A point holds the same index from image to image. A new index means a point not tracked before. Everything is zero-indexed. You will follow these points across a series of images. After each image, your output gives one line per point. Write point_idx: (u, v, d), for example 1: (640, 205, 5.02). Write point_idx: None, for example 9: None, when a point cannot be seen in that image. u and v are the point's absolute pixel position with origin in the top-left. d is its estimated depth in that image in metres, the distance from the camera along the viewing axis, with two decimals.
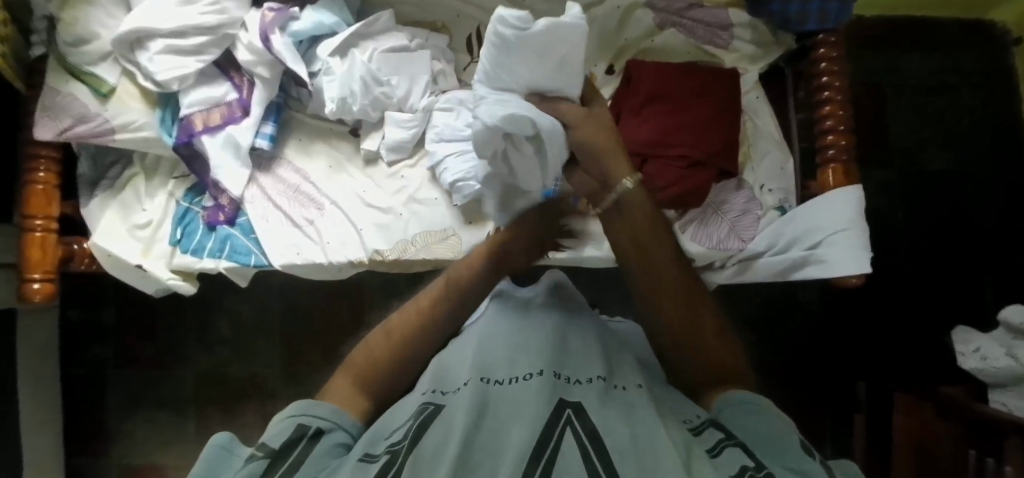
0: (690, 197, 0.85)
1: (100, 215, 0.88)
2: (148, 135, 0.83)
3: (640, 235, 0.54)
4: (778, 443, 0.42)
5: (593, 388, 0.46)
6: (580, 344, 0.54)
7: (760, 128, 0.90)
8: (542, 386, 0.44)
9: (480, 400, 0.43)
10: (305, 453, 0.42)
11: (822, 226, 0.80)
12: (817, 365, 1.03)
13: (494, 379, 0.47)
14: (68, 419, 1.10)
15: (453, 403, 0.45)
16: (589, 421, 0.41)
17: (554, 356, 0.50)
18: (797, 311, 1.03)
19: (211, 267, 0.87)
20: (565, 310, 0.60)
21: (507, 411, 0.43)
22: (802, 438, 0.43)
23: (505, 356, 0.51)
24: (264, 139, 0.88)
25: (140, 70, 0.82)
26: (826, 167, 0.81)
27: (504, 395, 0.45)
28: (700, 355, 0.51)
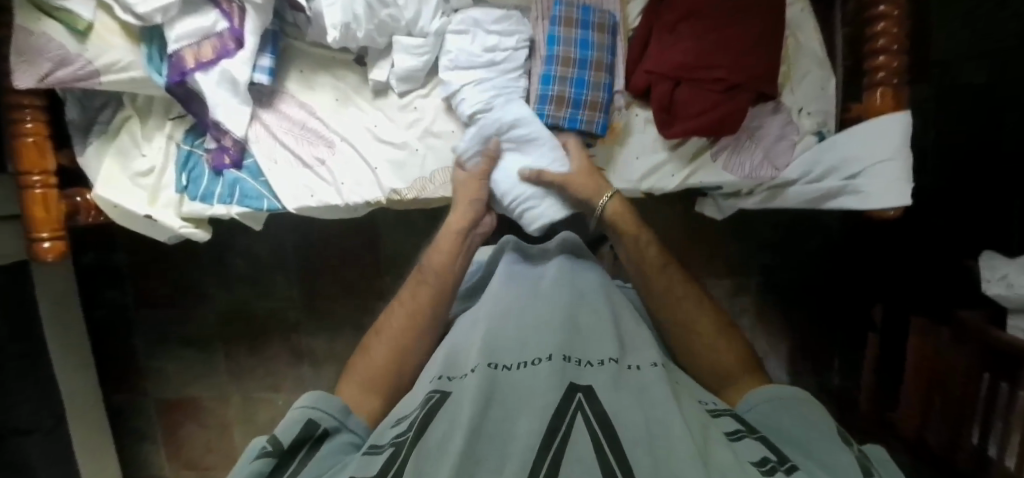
0: (724, 124, 0.80)
1: (98, 165, 0.83)
2: (136, 76, 0.78)
3: (647, 262, 0.69)
4: (798, 442, 0.47)
5: (606, 371, 0.48)
6: (594, 322, 0.55)
7: (803, 45, 0.83)
8: (551, 371, 0.46)
9: (489, 385, 0.44)
10: (307, 459, 0.49)
11: (865, 155, 0.76)
12: (835, 287, 1.09)
13: (502, 365, 0.48)
14: (102, 358, 1.14)
15: (462, 390, 0.46)
16: (599, 406, 0.43)
17: (563, 337, 0.51)
18: (818, 231, 1.07)
19: (223, 213, 0.85)
20: (576, 285, 0.62)
21: (516, 397, 0.44)
22: (839, 430, 0.49)
23: (514, 341, 0.51)
24: (263, 74, 0.81)
25: (118, 2, 0.73)
26: (874, 91, 0.75)
27: (512, 383, 0.46)
28: (704, 354, 0.62)
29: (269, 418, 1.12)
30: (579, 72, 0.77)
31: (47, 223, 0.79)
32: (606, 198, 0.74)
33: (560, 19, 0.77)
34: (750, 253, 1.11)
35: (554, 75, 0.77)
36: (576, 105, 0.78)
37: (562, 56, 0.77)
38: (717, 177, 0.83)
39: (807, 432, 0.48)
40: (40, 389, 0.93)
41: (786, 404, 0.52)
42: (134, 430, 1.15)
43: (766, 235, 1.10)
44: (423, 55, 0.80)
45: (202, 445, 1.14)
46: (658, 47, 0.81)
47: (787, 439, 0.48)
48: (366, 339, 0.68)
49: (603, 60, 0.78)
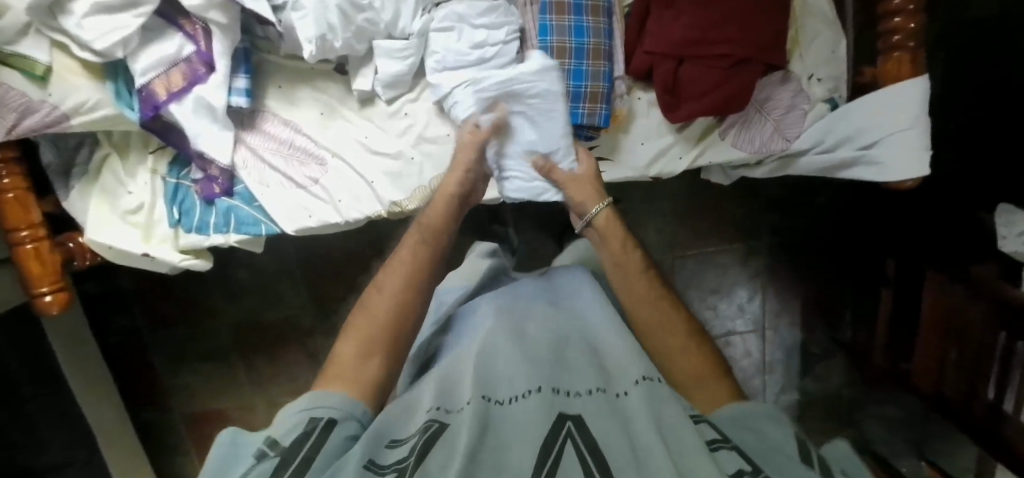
0: (731, 103, 0.76)
1: (85, 207, 0.80)
2: (108, 114, 0.74)
3: (624, 262, 0.65)
4: (773, 451, 0.42)
5: (599, 396, 0.44)
6: (593, 349, 0.52)
7: (811, 5, 0.78)
8: (541, 403, 0.42)
9: (478, 418, 0.40)
10: (316, 448, 0.42)
11: (881, 125, 0.73)
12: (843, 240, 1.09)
13: (494, 398, 0.44)
14: (122, 381, 1.14)
15: (455, 421, 0.41)
16: (590, 437, 0.39)
17: (551, 368, 0.47)
18: (822, 187, 1.07)
19: (221, 242, 0.82)
20: (572, 313, 0.58)
21: (507, 433, 0.40)
22: (800, 447, 0.43)
23: (504, 373, 0.47)
24: (240, 96, 0.76)
25: (74, 40, 0.68)
26: (891, 56, 0.71)
27: (504, 419, 0.42)
28: (677, 356, 0.55)
29: None
30: (576, 62, 0.73)
31: (45, 277, 0.77)
32: (596, 209, 0.71)
33: (551, 5, 0.72)
34: (758, 213, 1.10)
35: (549, 69, 0.73)
36: (576, 99, 0.73)
37: (557, 47, 0.72)
38: (727, 155, 0.80)
39: (775, 451, 0.42)
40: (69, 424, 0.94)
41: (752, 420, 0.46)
42: (167, 446, 1.17)
43: (771, 194, 1.09)
44: (408, 59, 0.75)
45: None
46: (657, 23, 0.75)
47: (755, 451, 0.42)
48: (364, 295, 0.61)
49: (601, 46, 0.73)
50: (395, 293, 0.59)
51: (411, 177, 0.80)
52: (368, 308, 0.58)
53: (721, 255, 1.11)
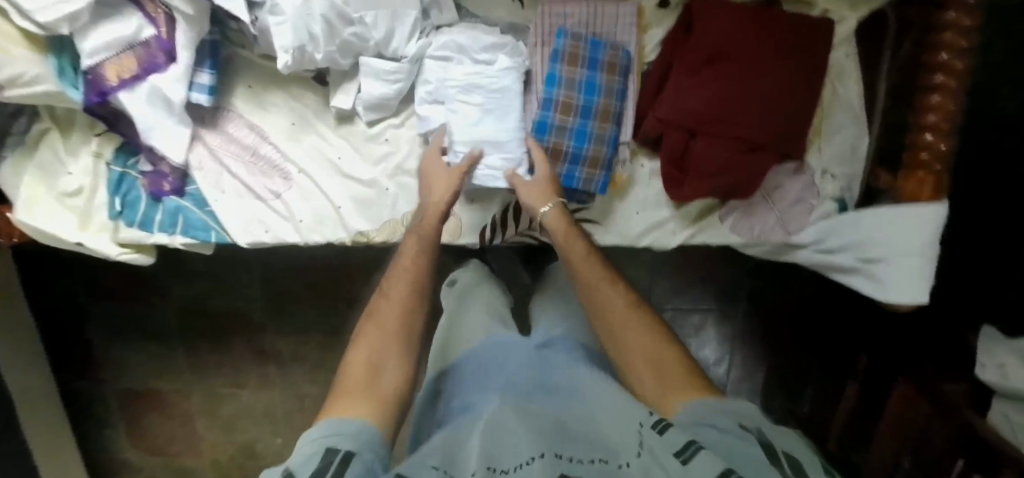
0: (738, 189, 0.70)
1: (16, 184, 0.71)
2: (48, 90, 0.64)
3: (574, 254, 0.61)
4: (737, 446, 0.39)
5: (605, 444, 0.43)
6: (586, 399, 0.50)
7: (840, 96, 0.72)
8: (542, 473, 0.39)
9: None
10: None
11: (888, 242, 0.69)
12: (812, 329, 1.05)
13: (500, 470, 0.41)
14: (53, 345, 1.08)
15: None
16: None
17: (553, 432, 0.44)
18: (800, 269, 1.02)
19: (167, 242, 0.75)
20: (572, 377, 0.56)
21: None
22: (763, 439, 0.40)
23: (502, 440, 0.44)
24: (202, 93, 0.68)
25: (11, 5, 0.58)
26: (913, 173, 0.65)
27: None
28: (627, 352, 0.53)
29: (236, 414, 1.10)
30: (581, 121, 0.66)
31: None
32: (549, 206, 0.63)
33: (563, 54, 0.64)
34: (732, 277, 1.04)
35: (550, 123, 0.66)
36: (575, 160, 0.67)
37: (562, 101, 0.65)
38: (723, 239, 0.75)
39: (732, 449, 0.39)
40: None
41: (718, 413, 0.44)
42: (97, 417, 1.11)
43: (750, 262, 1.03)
44: (396, 84, 0.67)
45: (164, 433, 1.11)
46: (674, 91, 0.68)
47: (723, 449, 0.39)
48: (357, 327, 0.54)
49: (611, 108, 0.66)
50: (402, 301, 0.56)
51: (375, 203, 0.72)
52: (377, 318, 0.54)
53: (696, 315, 1.07)
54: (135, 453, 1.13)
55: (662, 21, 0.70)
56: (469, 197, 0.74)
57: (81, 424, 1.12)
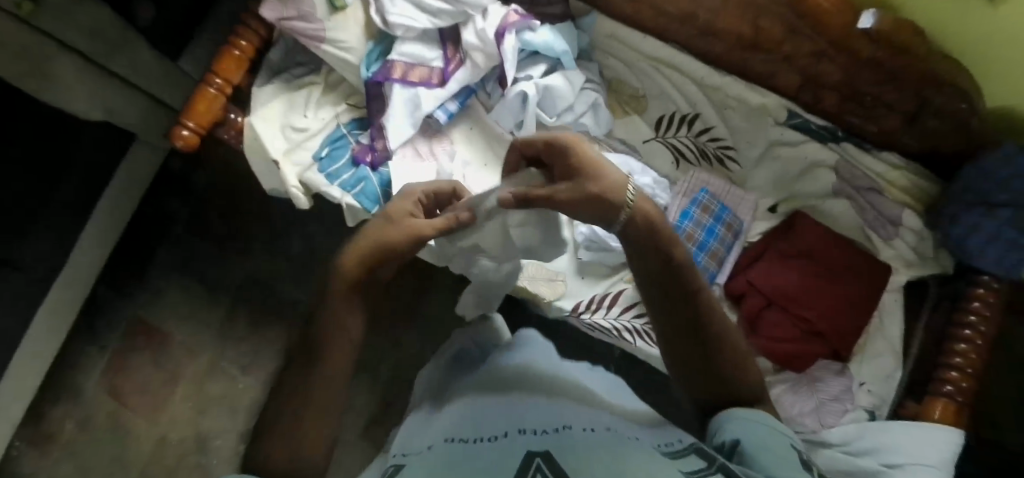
0: (791, 361, 0.87)
1: (268, 100, 0.93)
2: (350, 59, 0.91)
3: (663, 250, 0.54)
4: (777, 451, 0.43)
5: (501, 443, 0.44)
6: (522, 418, 0.49)
7: (885, 331, 0.89)
8: (498, 446, 0.43)
9: (435, 460, 0.43)
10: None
11: (911, 452, 0.78)
12: None
13: (460, 438, 0.47)
14: (151, 256, 1.22)
15: (414, 464, 0.45)
16: (558, 466, 0.38)
17: (514, 421, 0.48)
18: None
19: (337, 195, 0.93)
20: (514, 386, 0.57)
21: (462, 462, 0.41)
22: (799, 453, 0.44)
23: (477, 422, 0.50)
24: (443, 114, 0.92)
25: (377, 4, 0.88)
26: (936, 398, 0.81)
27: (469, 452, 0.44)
28: (736, 369, 0.53)
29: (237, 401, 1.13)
30: (696, 251, 0.87)
31: (199, 117, 0.88)
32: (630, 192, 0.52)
33: (700, 203, 0.89)
34: None
35: None
36: None
37: (688, 232, 0.88)
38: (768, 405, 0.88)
39: (773, 445, 0.44)
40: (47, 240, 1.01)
41: (753, 418, 0.48)
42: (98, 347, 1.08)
43: None
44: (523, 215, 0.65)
45: (195, 375, 1.19)
46: (766, 266, 0.89)
47: (757, 449, 0.43)
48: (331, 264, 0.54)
49: (719, 253, 0.88)
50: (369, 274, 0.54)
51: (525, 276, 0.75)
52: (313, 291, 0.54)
53: None
54: (156, 381, 1.20)
55: (770, 218, 0.94)
56: (580, 272, 0.92)
57: (129, 337, 1.20)
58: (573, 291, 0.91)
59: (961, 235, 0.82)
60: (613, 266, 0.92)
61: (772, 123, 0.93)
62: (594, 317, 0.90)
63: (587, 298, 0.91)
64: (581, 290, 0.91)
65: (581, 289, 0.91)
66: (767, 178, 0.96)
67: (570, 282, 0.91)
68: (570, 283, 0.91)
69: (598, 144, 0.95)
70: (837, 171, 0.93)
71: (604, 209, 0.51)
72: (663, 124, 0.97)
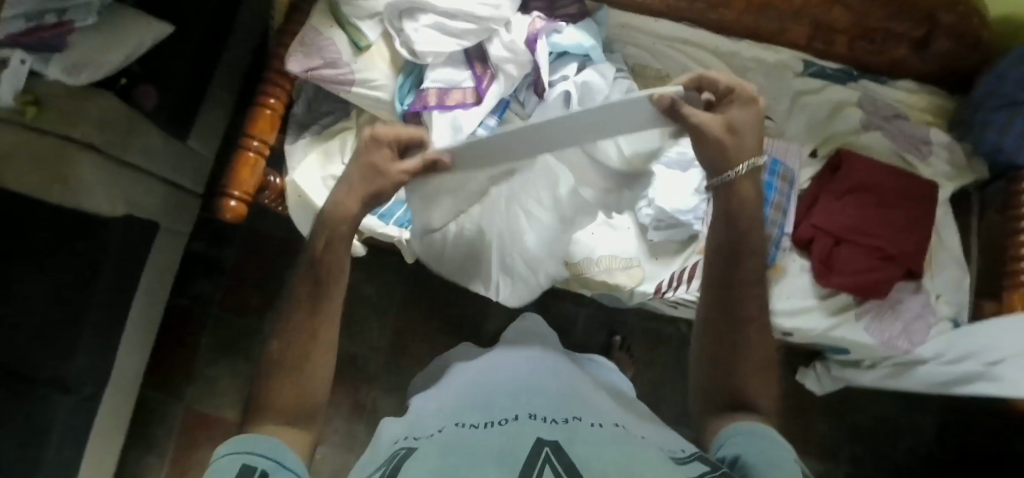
0: (876, 290, 0.89)
1: (303, 157, 0.92)
2: (381, 96, 0.90)
3: (732, 209, 0.61)
4: (777, 462, 0.44)
5: (512, 426, 0.45)
6: (534, 405, 0.50)
7: (946, 243, 0.94)
8: (512, 429, 0.44)
9: (445, 447, 0.43)
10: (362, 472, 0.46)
11: (1005, 346, 0.83)
12: None
13: (469, 423, 0.48)
14: (194, 345, 1.15)
15: (427, 446, 0.45)
16: (566, 458, 0.39)
17: (526, 406, 0.50)
18: (886, 437, 1.15)
19: (395, 234, 0.90)
20: (520, 374, 0.60)
21: (471, 450, 0.41)
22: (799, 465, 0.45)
23: (484, 409, 0.51)
24: (485, 131, 0.92)
25: (401, 37, 0.88)
26: (1016, 290, 0.85)
27: (476, 436, 0.44)
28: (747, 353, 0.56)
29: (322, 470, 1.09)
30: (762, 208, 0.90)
31: (243, 184, 0.84)
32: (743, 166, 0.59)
33: None
34: (806, 414, 1.16)
35: None
36: None
37: None
38: (860, 336, 0.90)
39: (773, 457, 0.45)
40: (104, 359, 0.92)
41: (753, 429, 0.49)
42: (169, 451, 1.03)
43: (841, 411, 1.17)
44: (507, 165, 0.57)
45: None
46: (825, 205, 0.93)
47: (758, 462, 0.44)
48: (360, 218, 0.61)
49: (782, 204, 0.91)
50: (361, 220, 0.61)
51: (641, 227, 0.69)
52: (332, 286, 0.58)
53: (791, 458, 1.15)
54: None
55: (814, 164, 0.98)
56: (653, 253, 0.93)
57: (187, 433, 1.13)
58: (648, 270, 0.92)
59: (995, 139, 0.88)
60: (683, 239, 0.93)
61: (791, 76, 0.99)
62: (676, 294, 0.90)
63: (666, 272, 0.92)
64: (660, 266, 0.93)
65: (657, 268, 0.92)
66: (802, 126, 0.99)
67: (643, 262, 0.92)
68: (643, 263, 0.92)
69: None
70: (860, 106, 0.98)
71: (716, 156, 0.60)
72: None
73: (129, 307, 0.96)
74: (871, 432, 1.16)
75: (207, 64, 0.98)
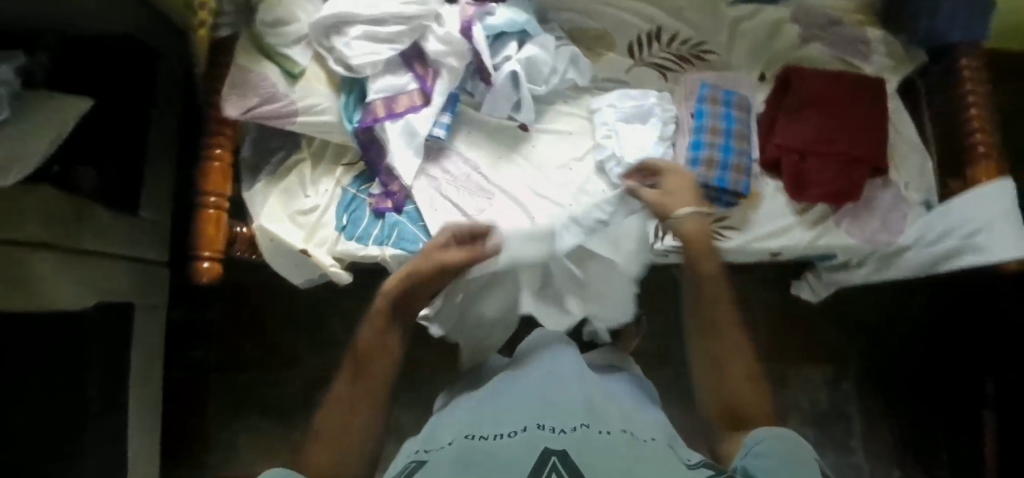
0: (849, 193, 0.92)
1: (263, 200, 0.89)
2: (329, 120, 0.87)
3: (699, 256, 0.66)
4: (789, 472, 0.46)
5: (522, 439, 0.46)
6: (546, 413, 0.51)
7: (902, 132, 0.97)
8: (524, 441, 0.45)
9: (460, 455, 0.46)
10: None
11: (977, 215, 0.86)
12: (923, 380, 1.19)
13: (480, 435, 0.49)
14: (200, 413, 1.12)
15: (436, 459, 0.47)
16: (574, 465, 0.41)
17: (539, 414, 0.51)
18: (885, 327, 1.20)
19: (376, 253, 0.88)
20: (549, 380, 0.59)
21: (479, 464, 0.44)
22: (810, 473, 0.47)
23: (493, 422, 0.52)
24: (441, 129, 0.91)
25: (334, 55, 0.85)
26: (977, 164, 0.88)
27: (485, 448, 0.46)
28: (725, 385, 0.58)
29: None
30: (725, 141, 0.91)
31: (212, 243, 0.82)
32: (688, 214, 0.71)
33: (707, 98, 0.93)
34: (807, 325, 1.21)
35: (703, 142, 0.91)
36: (724, 167, 0.90)
37: (710, 127, 0.92)
38: (843, 240, 0.92)
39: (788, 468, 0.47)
40: (112, 452, 0.89)
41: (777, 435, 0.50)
42: None
43: (839, 315, 1.21)
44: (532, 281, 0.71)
45: None
46: (784, 124, 0.95)
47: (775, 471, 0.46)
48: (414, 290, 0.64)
49: (744, 132, 0.93)
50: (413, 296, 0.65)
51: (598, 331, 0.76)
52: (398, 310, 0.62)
53: (802, 371, 1.20)
54: None
55: (764, 88, 1.01)
56: None
57: None
58: None
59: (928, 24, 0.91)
60: None
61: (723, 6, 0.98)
62: (664, 242, 0.91)
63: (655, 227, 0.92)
64: None
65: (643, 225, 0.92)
66: (744, 53, 1.01)
67: None
68: None
69: (589, 92, 0.99)
70: (796, 20, 0.99)
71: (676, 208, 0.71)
72: (635, 49, 1.00)
73: (125, 395, 0.93)
74: (870, 326, 1.21)
75: (125, 129, 0.92)
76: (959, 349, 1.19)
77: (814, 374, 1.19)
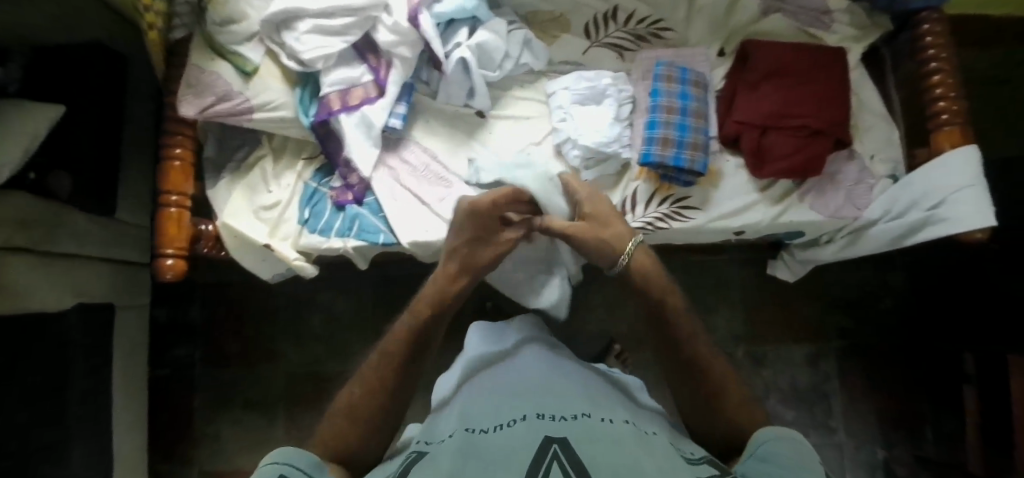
0: (811, 166, 0.90)
1: (228, 196, 0.91)
2: (285, 115, 0.88)
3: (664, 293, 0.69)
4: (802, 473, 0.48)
5: (522, 427, 0.49)
6: (540, 404, 0.54)
7: (866, 103, 0.95)
8: (528, 429, 0.48)
9: (459, 449, 0.47)
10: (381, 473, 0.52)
11: (944, 186, 0.84)
12: (905, 356, 1.18)
13: (480, 428, 0.51)
14: (187, 408, 1.16)
15: (440, 450, 0.49)
16: (574, 455, 0.43)
17: (535, 406, 0.54)
18: (864, 304, 1.19)
19: (338, 246, 0.90)
20: (535, 374, 0.62)
21: (486, 456, 0.46)
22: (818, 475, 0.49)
23: (492, 412, 0.55)
24: (398, 119, 0.91)
25: (285, 50, 0.87)
26: (942, 131, 0.86)
27: (489, 440, 0.48)
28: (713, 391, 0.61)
29: None
30: (681, 118, 0.90)
31: (174, 240, 0.84)
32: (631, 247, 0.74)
33: (663, 76, 0.92)
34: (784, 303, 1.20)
35: (659, 121, 0.90)
36: (682, 145, 0.88)
37: (666, 106, 0.91)
38: (806, 215, 0.91)
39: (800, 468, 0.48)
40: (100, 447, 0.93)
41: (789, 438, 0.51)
42: None
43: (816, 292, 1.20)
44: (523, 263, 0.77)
45: None
46: (744, 99, 0.93)
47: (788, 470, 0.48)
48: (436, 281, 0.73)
49: (701, 109, 0.92)
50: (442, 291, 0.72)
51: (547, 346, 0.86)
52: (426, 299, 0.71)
53: (779, 350, 1.19)
54: None
55: (723, 64, 1.00)
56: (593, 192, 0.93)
57: None
58: None
59: None
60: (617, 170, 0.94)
61: None
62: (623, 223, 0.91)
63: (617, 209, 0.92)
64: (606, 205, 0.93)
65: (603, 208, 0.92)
66: (702, 28, 0.99)
67: None
68: None
69: (546, 75, 0.99)
70: None
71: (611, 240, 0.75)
72: (591, 31, 1.00)
73: (110, 393, 0.96)
74: (849, 303, 1.19)
75: None
76: (943, 322, 1.16)
77: (792, 353, 1.19)
